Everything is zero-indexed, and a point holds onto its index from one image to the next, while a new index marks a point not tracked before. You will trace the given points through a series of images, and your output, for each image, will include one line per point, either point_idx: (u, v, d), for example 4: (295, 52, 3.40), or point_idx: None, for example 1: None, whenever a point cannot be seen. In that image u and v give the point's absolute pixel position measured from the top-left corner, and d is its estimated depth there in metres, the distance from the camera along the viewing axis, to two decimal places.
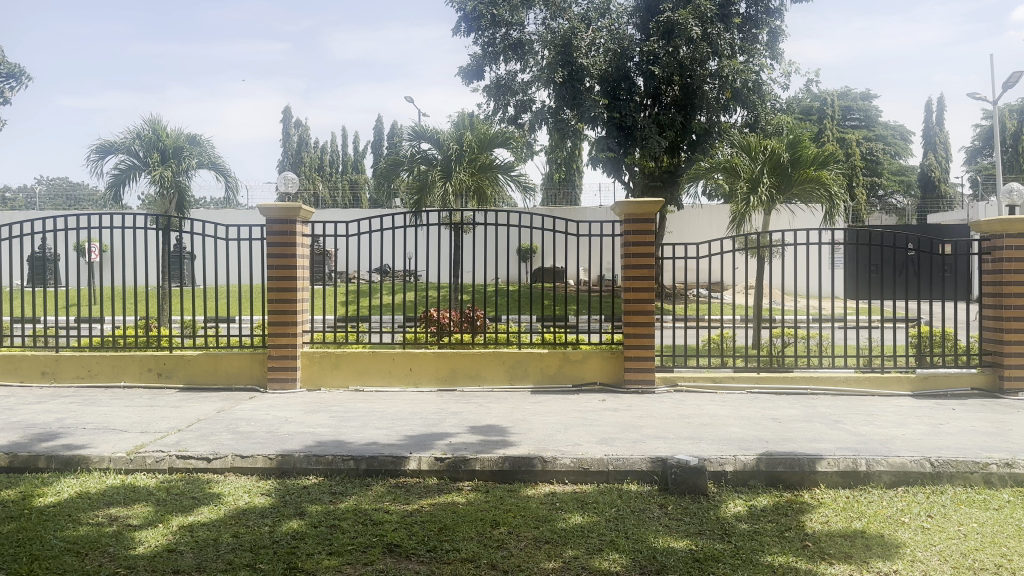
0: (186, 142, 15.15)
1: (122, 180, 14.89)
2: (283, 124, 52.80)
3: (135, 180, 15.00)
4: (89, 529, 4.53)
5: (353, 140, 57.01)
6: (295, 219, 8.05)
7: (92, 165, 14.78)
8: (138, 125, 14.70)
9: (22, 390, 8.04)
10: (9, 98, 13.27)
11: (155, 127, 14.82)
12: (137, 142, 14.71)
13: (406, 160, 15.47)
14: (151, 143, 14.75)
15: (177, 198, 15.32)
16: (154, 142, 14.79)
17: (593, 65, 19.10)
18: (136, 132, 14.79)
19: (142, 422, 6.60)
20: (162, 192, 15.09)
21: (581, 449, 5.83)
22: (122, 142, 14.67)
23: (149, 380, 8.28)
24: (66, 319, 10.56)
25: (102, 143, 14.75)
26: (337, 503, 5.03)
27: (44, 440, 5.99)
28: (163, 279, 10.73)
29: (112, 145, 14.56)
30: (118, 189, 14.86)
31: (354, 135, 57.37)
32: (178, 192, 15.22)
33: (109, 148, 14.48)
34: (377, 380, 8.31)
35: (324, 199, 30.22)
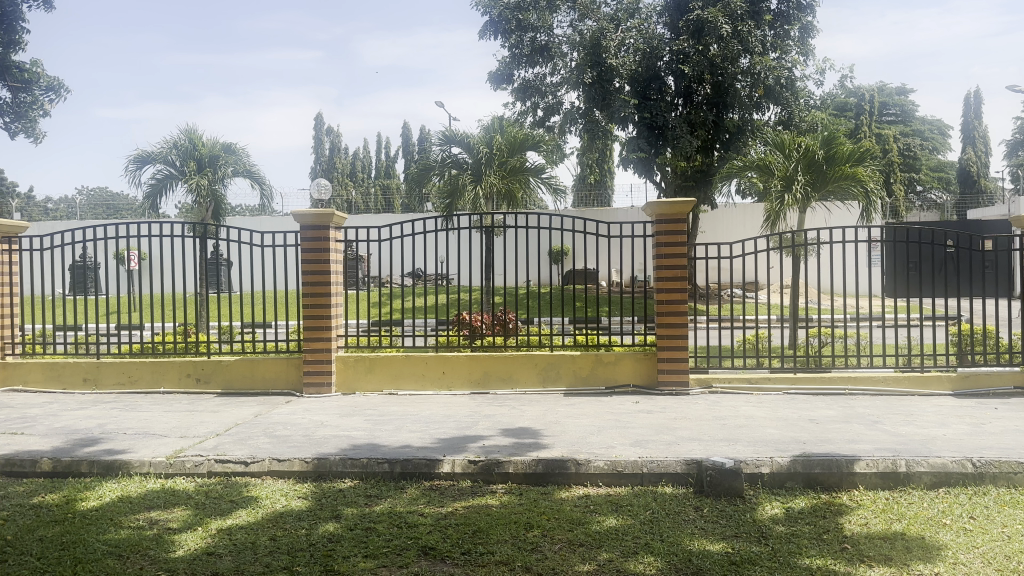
0: (221, 150, 15.39)
1: (159, 190, 15.17)
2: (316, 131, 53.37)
3: (172, 190, 15.27)
4: (130, 532, 4.62)
5: (384, 146, 57.44)
6: (328, 225, 8.13)
7: (130, 175, 15.09)
8: (175, 135, 15.02)
9: (65, 397, 8.23)
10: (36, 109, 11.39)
11: (191, 137, 15.11)
12: (174, 152, 15.01)
13: (436, 165, 15.48)
14: (187, 153, 15.06)
15: (213, 207, 15.57)
16: (190, 151, 15.08)
17: (622, 65, 18.98)
18: (173, 142, 15.08)
19: (181, 427, 6.72)
20: (199, 201, 15.35)
21: (615, 450, 5.80)
22: (159, 152, 14.97)
23: (188, 385, 8.41)
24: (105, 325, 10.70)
25: (139, 153, 15.04)
26: (371, 506, 5.07)
27: (85, 445, 6.12)
28: (199, 285, 10.80)
29: (149, 155, 14.86)
30: (156, 198, 15.15)
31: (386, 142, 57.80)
32: (214, 201, 15.45)
33: (146, 157, 14.77)
34: (410, 385, 8.34)
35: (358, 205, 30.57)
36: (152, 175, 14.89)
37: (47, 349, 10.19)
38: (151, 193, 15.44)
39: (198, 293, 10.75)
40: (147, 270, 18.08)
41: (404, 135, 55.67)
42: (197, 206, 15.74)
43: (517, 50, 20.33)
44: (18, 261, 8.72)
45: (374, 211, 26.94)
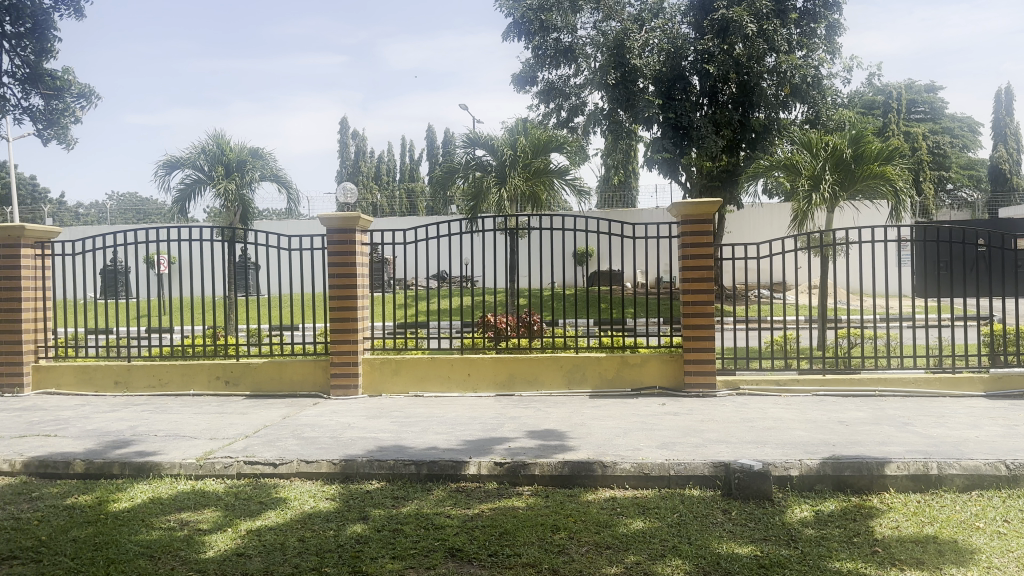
0: (249, 155, 15.57)
1: (188, 194, 15.37)
2: (341, 135, 53.82)
3: (200, 194, 15.46)
4: (162, 533, 4.69)
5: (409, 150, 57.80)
6: (354, 228, 8.19)
7: (160, 181, 15.31)
8: (203, 140, 15.20)
9: (98, 399, 8.37)
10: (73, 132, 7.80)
11: (219, 142, 15.28)
12: (202, 157, 15.19)
13: (460, 167, 15.55)
14: (215, 158, 15.23)
15: (241, 212, 15.74)
16: (218, 156, 15.26)
17: (646, 66, 18.97)
18: (201, 147, 15.27)
19: (211, 429, 6.80)
20: (227, 205, 15.53)
21: (642, 453, 5.78)
22: (188, 157, 15.16)
23: (217, 387, 8.51)
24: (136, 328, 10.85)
25: (168, 159, 15.24)
26: (398, 507, 5.09)
27: (118, 447, 6.22)
28: (227, 288, 10.92)
29: (179, 160, 15.05)
30: (185, 203, 15.34)
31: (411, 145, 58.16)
32: (242, 205, 15.61)
33: (176, 163, 14.97)
34: (435, 387, 8.37)
35: (383, 208, 30.74)
36: (181, 180, 15.09)
37: (79, 352, 10.36)
38: (180, 198, 15.64)
39: (226, 296, 10.86)
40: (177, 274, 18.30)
41: (428, 138, 55.93)
42: (225, 210, 15.93)
43: (541, 52, 20.33)
44: (51, 265, 8.88)
45: (399, 214, 27.05)
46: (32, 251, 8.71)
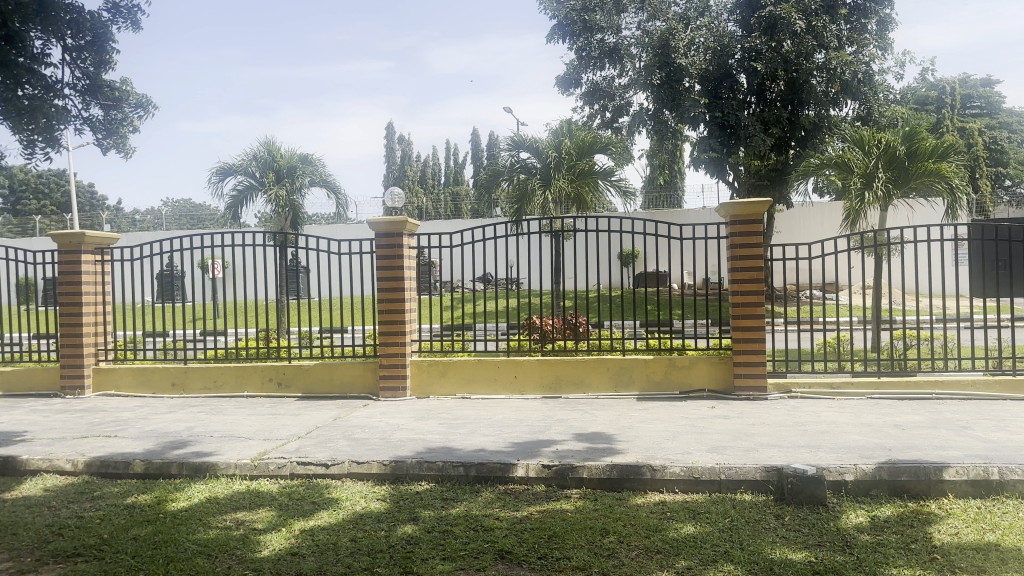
0: (299, 161, 15.86)
1: (241, 200, 15.70)
2: (388, 140, 54.49)
3: (252, 200, 15.78)
4: (219, 532, 4.80)
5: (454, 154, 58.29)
6: (401, 232, 8.27)
7: (214, 188, 15.67)
8: (255, 147, 15.51)
9: (156, 401, 8.61)
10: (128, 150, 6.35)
11: (270, 148, 15.58)
12: (254, 163, 15.51)
13: (505, 170, 15.51)
14: (267, 164, 15.54)
15: (291, 217, 16.02)
16: (269, 162, 15.57)
17: (692, 65, 18.80)
18: (253, 153, 15.59)
19: (264, 429, 6.93)
20: (278, 211, 15.83)
21: (692, 456, 5.72)
22: (240, 164, 15.49)
23: (270, 389, 8.67)
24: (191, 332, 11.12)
25: (221, 166, 15.60)
26: (448, 509, 5.12)
27: (175, 447, 6.38)
28: (281, 292, 11.11)
29: (231, 167, 15.39)
30: (237, 209, 15.67)
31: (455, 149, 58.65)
32: (292, 210, 15.90)
33: (229, 169, 15.31)
34: (482, 389, 8.39)
35: (429, 212, 31.00)
36: (234, 186, 15.43)
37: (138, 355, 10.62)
38: (233, 204, 15.99)
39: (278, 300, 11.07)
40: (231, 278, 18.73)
41: (472, 143, 56.14)
42: (276, 215, 16.25)
43: (585, 53, 20.31)
44: (110, 270, 9.15)
45: (445, 216, 27.25)
46: (92, 256, 9.01)
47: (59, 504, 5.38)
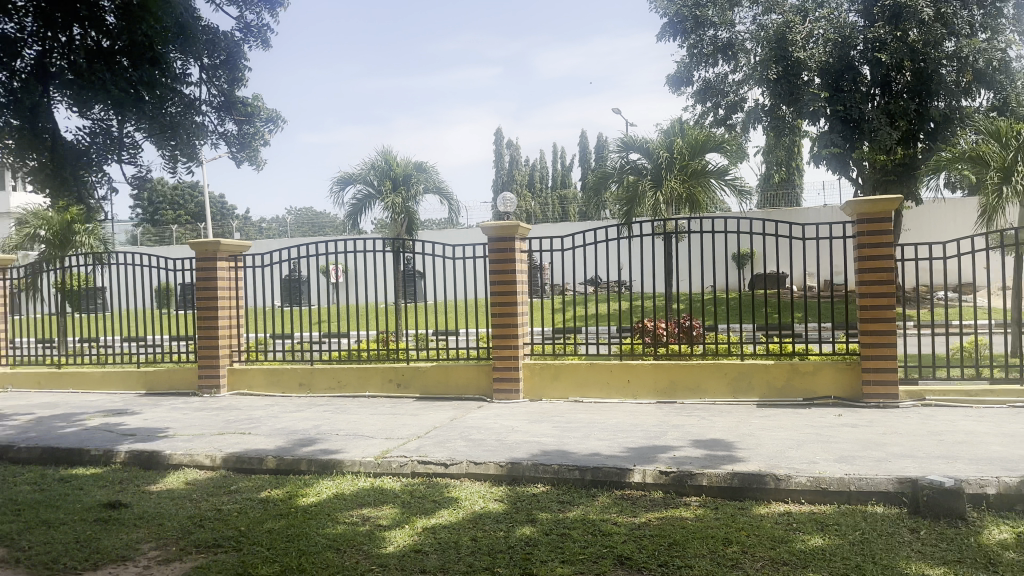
0: (414, 169, 16.32)
1: (360, 209, 16.27)
2: (496, 145, 55.36)
3: (371, 209, 16.33)
4: (346, 527, 4.98)
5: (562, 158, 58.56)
6: (513, 237, 8.36)
7: (335, 196, 16.30)
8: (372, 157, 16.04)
9: (284, 400, 9.05)
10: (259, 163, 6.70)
11: (387, 158, 16.07)
12: (372, 172, 16.04)
13: (614, 172, 15.56)
14: (384, 173, 16.07)
15: (407, 223, 16.50)
16: (386, 171, 16.08)
17: (811, 58, 18.02)
18: (370, 163, 16.13)
19: (385, 429, 7.16)
20: (395, 217, 16.34)
21: (817, 466, 5.50)
22: (359, 173, 16.05)
23: (389, 390, 8.95)
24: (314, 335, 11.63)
25: (342, 175, 16.20)
26: (565, 512, 5.12)
27: (304, 444, 6.68)
28: (398, 295, 11.45)
29: (351, 176, 15.98)
30: (356, 217, 16.25)
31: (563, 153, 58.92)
32: (408, 217, 16.38)
33: (349, 179, 15.90)
34: (595, 393, 8.36)
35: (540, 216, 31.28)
36: (354, 195, 16.01)
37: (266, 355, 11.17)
38: (352, 212, 16.60)
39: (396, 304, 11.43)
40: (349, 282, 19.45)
41: (579, 145, 56.03)
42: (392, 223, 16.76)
43: (697, 49, 19.94)
44: (242, 276, 9.69)
45: (554, 220, 27.39)
46: (227, 263, 9.54)
47: (200, 496, 5.73)
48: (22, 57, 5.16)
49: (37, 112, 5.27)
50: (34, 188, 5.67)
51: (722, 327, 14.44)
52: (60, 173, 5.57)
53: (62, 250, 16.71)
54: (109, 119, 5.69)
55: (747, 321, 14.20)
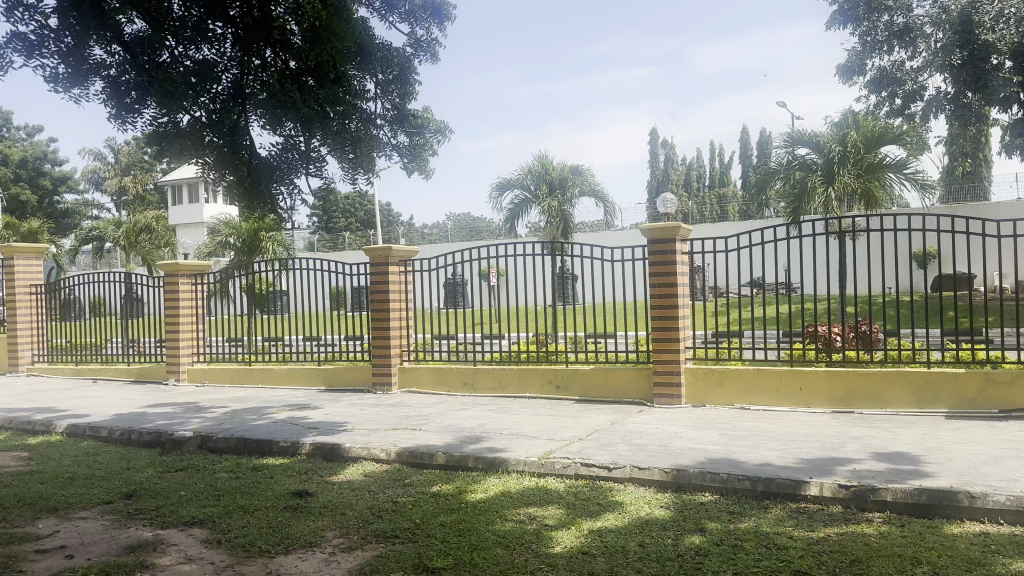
0: (570, 173, 16.50)
1: (517, 213, 16.61)
2: (650, 145, 54.84)
3: (527, 213, 16.64)
4: (514, 525, 5.08)
5: (718, 156, 57.02)
6: (674, 238, 8.21)
7: (494, 201, 16.71)
8: (530, 162, 16.34)
9: (449, 398, 9.39)
10: (428, 170, 7.10)
11: (544, 162, 16.32)
12: (529, 177, 16.36)
13: (779, 169, 14.88)
14: (541, 177, 16.34)
15: (563, 226, 16.70)
16: (543, 175, 16.34)
17: (1001, 40, 16.46)
18: (528, 168, 16.44)
19: (548, 430, 7.25)
20: (551, 221, 16.59)
21: (1022, 486, 4.99)
22: (517, 178, 16.40)
23: (550, 392, 9.08)
24: (475, 337, 12.00)
25: (500, 181, 16.61)
26: (735, 522, 4.97)
27: (470, 442, 6.90)
28: (555, 299, 11.57)
29: (509, 181, 16.36)
30: (514, 221, 16.60)
31: (719, 151, 57.35)
32: (564, 220, 16.59)
33: (507, 184, 16.28)
34: (763, 400, 8.06)
35: (699, 217, 30.62)
36: (512, 200, 16.37)
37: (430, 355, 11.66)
38: (509, 215, 16.97)
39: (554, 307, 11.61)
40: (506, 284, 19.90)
41: (741, 140, 54.83)
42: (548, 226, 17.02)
43: (869, 37, 18.80)
44: (412, 281, 10.16)
45: (713, 219, 26.73)
46: (398, 268, 10.04)
47: (376, 488, 6.05)
48: (221, 82, 5.83)
49: (235, 131, 5.95)
50: (234, 201, 6.28)
51: (904, 334, 13.41)
52: (256, 188, 6.16)
53: (250, 255, 18.16)
54: (297, 136, 6.24)
55: (932, 326, 13.15)
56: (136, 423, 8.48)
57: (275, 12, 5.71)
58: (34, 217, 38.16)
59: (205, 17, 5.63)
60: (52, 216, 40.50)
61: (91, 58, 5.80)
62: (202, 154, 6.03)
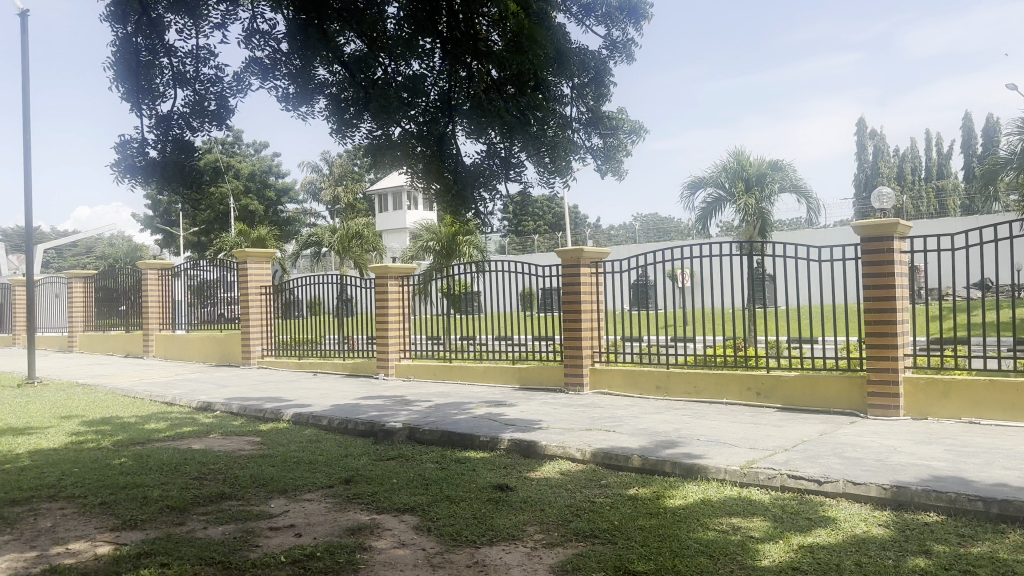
0: (769, 169, 15.80)
1: (711, 211, 16.16)
2: (856, 137, 51.24)
3: (722, 211, 16.13)
4: (716, 534, 4.92)
5: (935, 145, 52.07)
6: (891, 236, 7.67)
7: (686, 201, 16.35)
8: (724, 159, 15.84)
9: (644, 401, 9.32)
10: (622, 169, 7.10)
11: (740, 158, 15.76)
12: (724, 174, 15.85)
13: (1011, 159, 13.22)
14: (736, 174, 15.79)
15: (761, 224, 16.04)
16: (739, 172, 15.79)
17: None
18: (722, 165, 15.94)
19: (749, 438, 6.98)
20: (747, 219, 16.00)
21: None
22: (711, 176, 15.95)
23: (750, 399, 8.75)
24: (667, 339, 11.82)
25: (692, 180, 16.24)
26: (968, 547, 4.48)
27: (668, 447, 6.79)
28: (748, 302, 11.16)
29: (702, 180, 15.94)
30: (707, 220, 16.16)
31: (937, 140, 52.35)
32: (761, 218, 15.93)
33: (700, 182, 15.88)
34: (997, 415, 7.22)
35: (917, 213, 28.09)
36: (705, 198, 15.95)
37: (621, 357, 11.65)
38: (702, 215, 16.55)
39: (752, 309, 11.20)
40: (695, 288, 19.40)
41: (963, 127, 50.05)
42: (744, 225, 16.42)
43: None
44: (603, 281, 10.24)
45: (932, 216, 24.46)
46: (590, 269, 10.17)
47: (573, 488, 6.11)
48: (429, 95, 6.20)
49: (441, 139, 6.39)
50: (440, 206, 6.78)
51: None
52: (461, 193, 6.59)
53: (449, 259, 19.11)
54: (499, 143, 6.50)
55: None
56: (351, 414, 9.21)
57: (478, 25, 5.79)
58: (264, 225, 42.82)
59: (416, 34, 5.92)
60: (277, 224, 45.22)
61: (318, 77, 6.48)
62: (410, 163, 6.49)
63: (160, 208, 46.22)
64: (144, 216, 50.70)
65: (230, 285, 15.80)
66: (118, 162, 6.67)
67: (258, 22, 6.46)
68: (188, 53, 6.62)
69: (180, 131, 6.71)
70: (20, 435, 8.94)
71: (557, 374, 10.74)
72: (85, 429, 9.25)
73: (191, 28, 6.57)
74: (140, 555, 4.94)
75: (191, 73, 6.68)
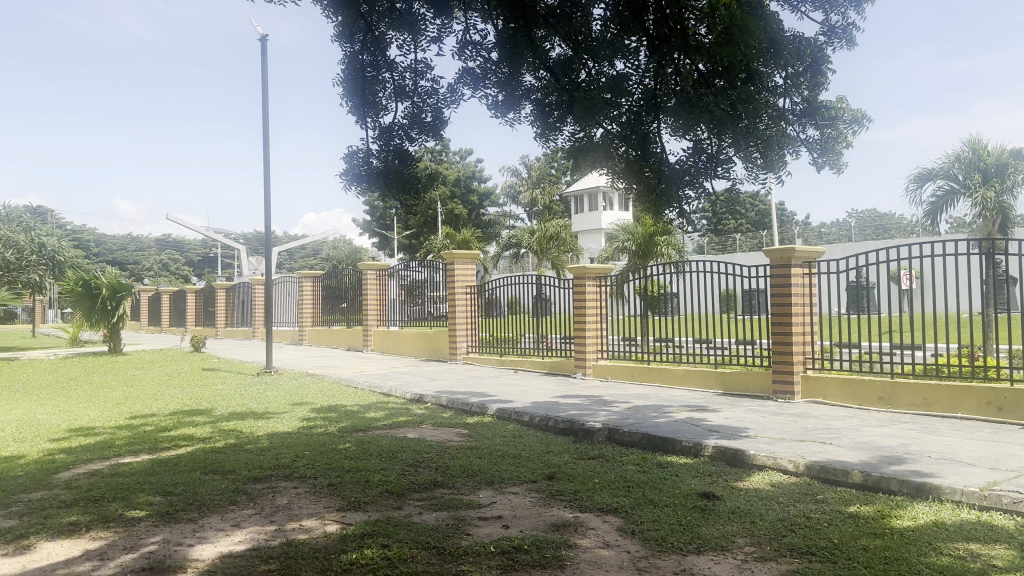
0: (1011, 157, 14.03)
1: (941, 206, 14.63)
2: None
3: (954, 206, 14.55)
4: (951, 560, 4.42)
5: None
6: None
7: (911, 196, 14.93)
8: (958, 148, 14.27)
9: (863, 412, 8.63)
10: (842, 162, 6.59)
11: (976, 147, 14.14)
12: (957, 165, 14.27)
13: None
14: (972, 165, 14.16)
15: (1002, 219, 14.30)
16: (975, 163, 14.16)
17: None
18: (955, 155, 14.37)
19: (991, 458, 6.22)
20: (986, 215, 14.33)
21: None
22: (941, 167, 14.43)
23: (990, 414, 7.84)
24: (888, 345, 10.89)
25: (919, 172, 14.78)
26: None
27: (892, 462, 6.22)
28: (987, 305, 10.01)
29: (930, 172, 14.47)
30: (936, 216, 14.65)
31: None
32: (1003, 213, 14.19)
33: (928, 175, 14.43)
34: None
35: None
36: (934, 192, 14.46)
37: (836, 364, 10.90)
38: (931, 210, 15.02)
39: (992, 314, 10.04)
40: (928, 293, 17.53)
41: None
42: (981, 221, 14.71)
43: None
44: (817, 283, 9.64)
45: None
46: (801, 269, 9.62)
47: (786, 501, 5.77)
48: (633, 95, 6.18)
49: (645, 139, 6.35)
50: (643, 206, 6.73)
51: None
52: (664, 193, 6.51)
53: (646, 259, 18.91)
54: (706, 139, 6.28)
55: None
56: (552, 411, 9.38)
57: (687, 20, 5.64)
58: (468, 228, 44.99)
59: (622, 34, 5.89)
60: (480, 226, 47.29)
61: (524, 83, 6.65)
62: (612, 163, 6.55)
63: (376, 213, 50.07)
64: (362, 221, 55.19)
65: (437, 284, 16.71)
66: (346, 172, 7.31)
67: (470, 33, 6.77)
68: (407, 68, 7.08)
69: (400, 141, 7.22)
70: (262, 418, 10.05)
71: (764, 380, 10.27)
72: (315, 415, 10.20)
73: (410, 43, 7.00)
74: (364, 535, 5.35)
75: (409, 86, 7.12)
